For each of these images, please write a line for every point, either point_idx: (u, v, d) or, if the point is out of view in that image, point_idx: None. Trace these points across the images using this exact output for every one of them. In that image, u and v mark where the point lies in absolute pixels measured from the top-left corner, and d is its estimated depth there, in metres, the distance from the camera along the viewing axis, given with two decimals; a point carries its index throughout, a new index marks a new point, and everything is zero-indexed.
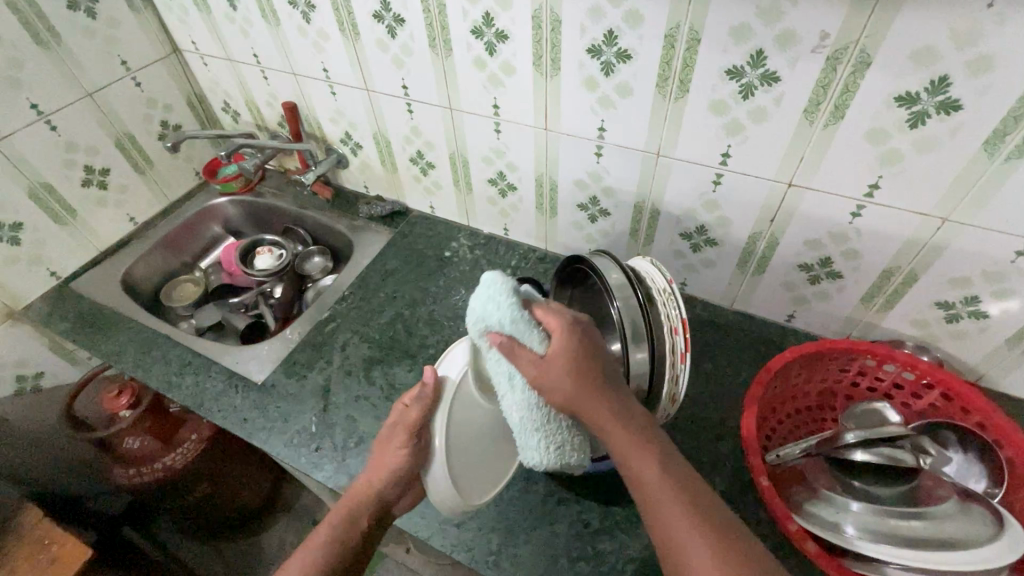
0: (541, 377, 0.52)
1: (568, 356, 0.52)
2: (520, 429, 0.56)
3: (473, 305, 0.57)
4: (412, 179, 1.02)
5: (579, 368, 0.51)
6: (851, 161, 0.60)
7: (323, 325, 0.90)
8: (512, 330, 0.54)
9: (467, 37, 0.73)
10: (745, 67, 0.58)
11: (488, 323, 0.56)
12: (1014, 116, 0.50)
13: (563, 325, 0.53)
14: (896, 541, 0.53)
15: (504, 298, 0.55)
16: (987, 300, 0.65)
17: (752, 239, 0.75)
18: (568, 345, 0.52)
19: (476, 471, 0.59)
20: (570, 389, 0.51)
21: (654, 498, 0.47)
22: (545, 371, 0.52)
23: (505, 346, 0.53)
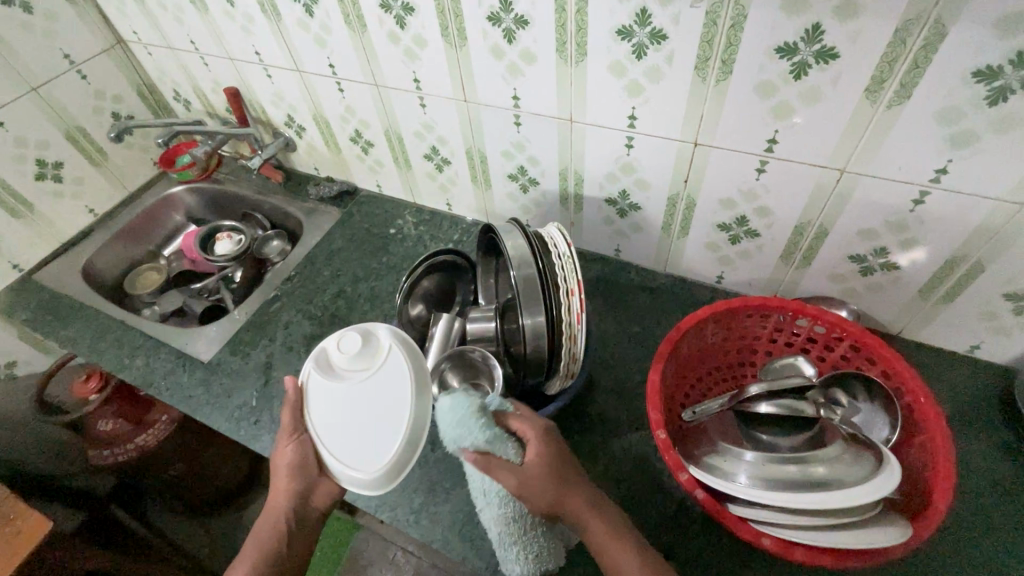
0: (519, 491, 0.52)
1: (546, 467, 0.53)
2: (500, 542, 0.59)
3: (441, 428, 0.58)
4: (356, 158, 1.03)
5: (554, 472, 0.53)
6: (747, 117, 0.60)
7: (269, 305, 0.93)
8: (493, 448, 0.54)
9: (378, 12, 0.73)
10: (634, 26, 0.58)
11: (462, 444, 0.55)
12: (888, 62, 0.50)
13: (541, 443, 0.55)
14: (781, 487, 0.54)
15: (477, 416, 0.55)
16: (895, 251, 0.65)
17: (671, 201, 0.75)
18: (548, 455, 0.54)
19: (354, 441, 0.59)
20: (549, 496, 0.52)
21: (614, 557, 0.51)
22: (525, 480, 0.52)
23: (482, 461, 0.53)
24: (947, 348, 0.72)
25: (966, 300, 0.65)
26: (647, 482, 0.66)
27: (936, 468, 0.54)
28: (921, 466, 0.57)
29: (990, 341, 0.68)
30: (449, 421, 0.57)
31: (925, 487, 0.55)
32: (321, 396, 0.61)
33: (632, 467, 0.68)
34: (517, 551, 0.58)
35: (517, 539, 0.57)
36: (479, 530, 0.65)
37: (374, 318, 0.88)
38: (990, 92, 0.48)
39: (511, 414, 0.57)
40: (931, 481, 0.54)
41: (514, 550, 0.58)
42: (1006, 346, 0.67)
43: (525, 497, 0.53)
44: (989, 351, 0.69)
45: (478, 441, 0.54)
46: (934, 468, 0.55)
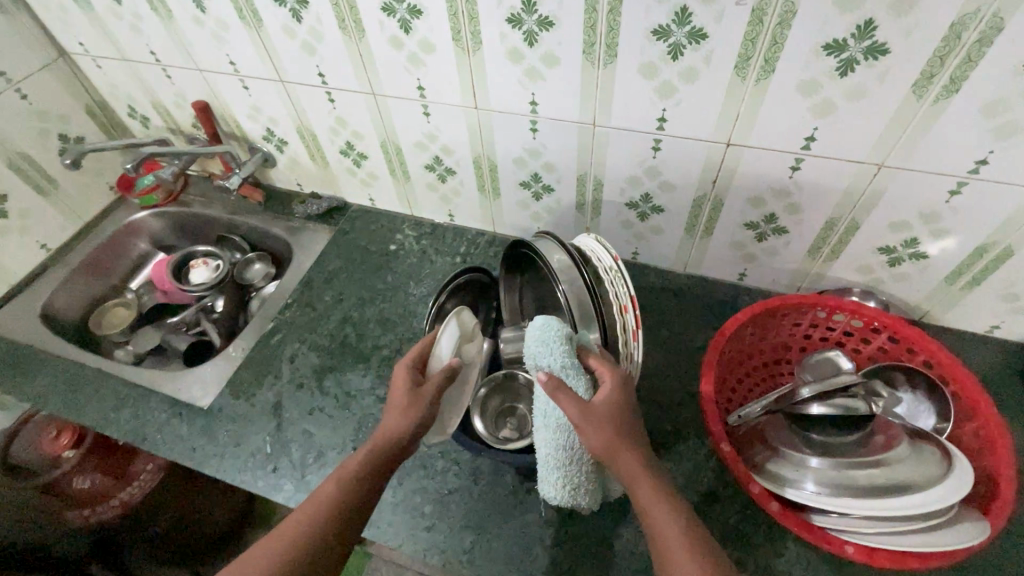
0: (579, 424, 0.50)
1: (612, 409, 0.50)
2: (544, 470, 0.57)
3: (527, 342, 0.55)
4: (346, 172, 0.96)
5: (619, 419, 0.50)
6: (786, 115, 0.59)
7: (269, 337, 0.85)
8: (564, 376, 0.52)
9: (379, 15, 0.67)
10: (672, 25, 0.55)
11: (541, 365, 0.54)
12: (940, 56, 0.49)
13: (616, 388, 0.52)
14: (852, 494, 0.53)
15: (561, 342, 0.53)
16: (925, 241, 0.66)
17: (697, 203, 0.73)
18: (618, 399, 0.51)
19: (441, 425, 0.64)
20: (607, 442, 0.49)
21: (657, 518, 0.46)
22: (589, 415, 0.50)
23: (553, 386, 0.51)
24: (968, 330, 0.74)
25: (992, 284, 0.67)
26: (706, 493, 0.64)
27: (997, 454, 0.55)
28: (979, 451, 0.58)
29: (1011, 320, 0.70)
30: (534, 338, 0.55)
31: (988, 475, 0.55)
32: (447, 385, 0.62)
33: (686, 479, 0.66)
34: (560, 479, 0.57)
35: (563, 470, 0.56)
36: (539, 564, 0.61)
37: (388, 344, 0.83)
38: None
39: (595, 353, 0.54)
40: (993, 469, 0.55)
41: (557, 477, 0.57)
42: None
43: (580, 431, 0.50)
44: (1009, 330, 0.72)
45: (553, 366, 0.53)
46: (994, 454, 0.55)
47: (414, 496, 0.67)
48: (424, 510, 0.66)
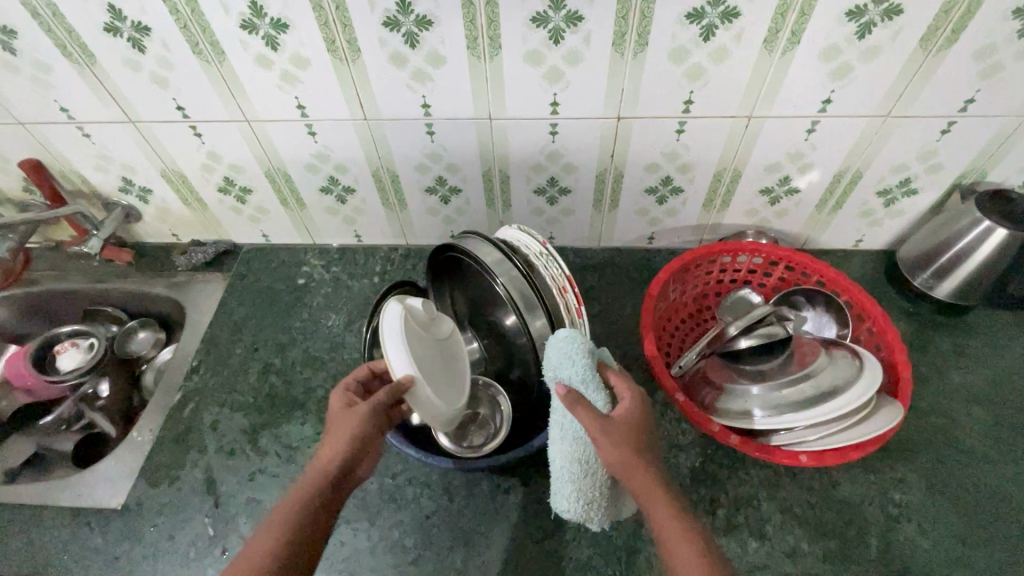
0: (597, 437, 0.51)
1: (633, 426, 0.52)
2: (556, 484, 0.56)
3: (547, 356, 0.56)
4: (230, 211, 0.87)
5: (637, 437, 0.52)
6: (664, 83, 0.63)
7: (179, 410, 0.75)
8: (582, 389, 0.54)
9: (239, 34, 0.61)
10: (548, 11, 0.57)
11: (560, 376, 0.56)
12: (781, 14, 0.56)
13: (634, 405, 0.54)
14: (785, 408, 0.60)
15: (583, 356, 0.54)
16: (795, 177, 0.74)
17: (599, 178, 0.77)
18: (637, 415, 0.53)
19: (442, 375, 0.59)
20: (624, 458, 0.50)
21: (668, 533, 0.47)
22: (608, 429, 0.51)
23: (571, 398, 0.52)
24: (839, 247, 0.86)
25: (850, 205, 0.78)
26: (669, 445, 0.68)
27: (892, 346, 0.65)
28: (877, 346, 0.68)
29: (870, 232, 0.82)
30: (553, 352, 0.55)
31: (888, 364, 0.66)
32: (413, 337, 0.57)
33: None
34: (571, 493, 0.56)
35: (575, 483, 0.55)
36: (535, 560, 0.61)
37: (321, 384, 0.77)
38: (858, 27, 0.57)
39: (615, 372, 0.57)
40: (891, 358, 0.65)
41: (569, 492, 0.56)
42: (882, 233, 0.82)
43: (601, 446, 0.51)
44: (870, 241, 0.84)
45: (573, 380, 0.54)
46: (889, 348, 0.66)
47: (391, 531, 0.64)
48: (407, 543, 0.63)
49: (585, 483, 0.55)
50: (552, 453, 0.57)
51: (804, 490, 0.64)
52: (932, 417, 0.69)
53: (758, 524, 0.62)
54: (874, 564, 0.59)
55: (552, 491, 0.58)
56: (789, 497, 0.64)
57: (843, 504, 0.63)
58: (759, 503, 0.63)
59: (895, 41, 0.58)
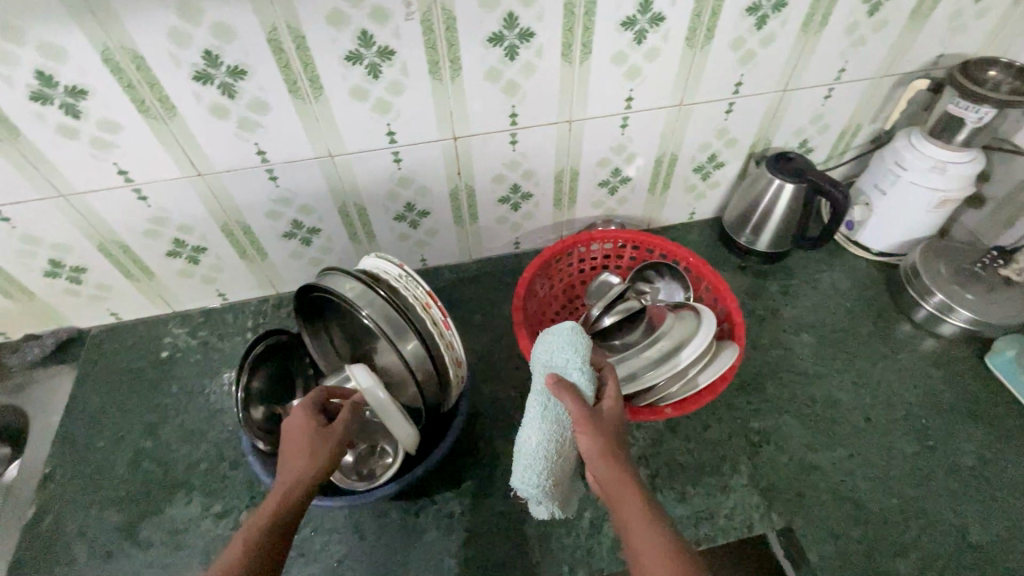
0: (581, 421, 0.52)
1: (616, 421, 0.54)
2: (526, 462, 0.57)
3: (549, 341, 0.61)
4: (63, 296, 0.79)
5: (616, 429, 0.53)
6: (487, 102, 0.69)
7: (32, 527, 0.66)
8: (572, 376, 0.57)
9: (31, 107, 0.57)
10: (360, 49, 0.60)
11: (555, 363, 0.58)
12: (569, 29, 0.64)
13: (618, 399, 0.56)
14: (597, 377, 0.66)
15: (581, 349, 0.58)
16: (625, 168, 0.84)
17: (453, 196, 0.80)
18: (620, 409, 0.55)
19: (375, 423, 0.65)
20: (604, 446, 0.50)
21: (632, 516, 0.47)
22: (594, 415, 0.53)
23: (560, 384, 0.55)
24: (678, 222, 0.97)
25: (676, 184, 0.89)
26: None
27: (724, 298, 0.76)
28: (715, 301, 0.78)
29: (699, 205, 0.94)
30: (555, 341, 0.60)
31: (725, 315, 0.76)
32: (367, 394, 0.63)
33: None
34: (538, 474, 0.56)
35: (546, 466, 0.56)
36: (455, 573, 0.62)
37: (203, 457, 0.72)
38: (635, 34, 0.66)
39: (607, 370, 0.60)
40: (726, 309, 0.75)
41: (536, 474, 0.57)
42: (708, 204, 0.94)
43: (581, 428, 0.52)
44: (701, 212, 0.96)
45: (568, 365, 0.57)
46: (723, 300, 0.76)
47: None
48: None
49: (552, 465, 0.56)
50: (524, 436, 0.57)
51: (682, 440, 0.71)
52: (771, 352, 0.80)
53: (646, 480, 0.68)
54: (746, 488, 0.67)
55: (517, 468, 0.58)
56: (671, 450, 0.70)
57: (714, 443, 0.71)
58: (645, 462, 0.70)
59: (667, 42, 0.68)
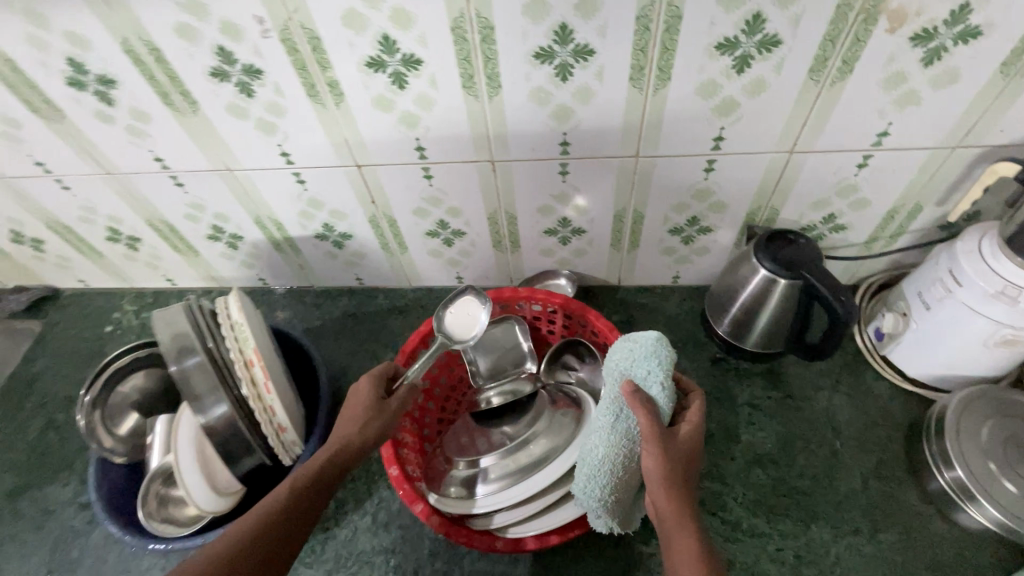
0: (652, 436, 0.46)
1: (693, 449, 0.48)
2: (592, 472, 0.51)
3: (625, 349, 0.53)
4: (124, 257, 0.84)
5: (686, 457, 0.47)
6: (532, 125, 0.57)
7: (51, 472, 0.73)
8: (652, 390, 0.50)
9: (69, 92, 0.57)
10: (382, 56, 0.51)
11: (630, 374, 0.52)
12: (641, 49, 0.49)
13: (699, 429, 0.50)
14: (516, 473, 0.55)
15: (663, 367, 0.51)
16: (705, 217, 0.67)
17: (492, 221, 0.71)
18: (698, 435, 0.49)
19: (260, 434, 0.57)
20: (671, 472, 0.45)
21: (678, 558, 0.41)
22: (664, 439, 0.46)
23: (637, 398, 0.49)
24: None
25: None
26: None
27: None
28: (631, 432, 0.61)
29: None
30: (632, 352, 0.53)
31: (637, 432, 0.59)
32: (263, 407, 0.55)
33: None
34: (601, 487, 0.51)
35: (614, 479, 0.51)
36: None
37: None
38: (735, 60, 0.49)
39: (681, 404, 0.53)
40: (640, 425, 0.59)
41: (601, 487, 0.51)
42: None
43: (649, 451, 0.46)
44: None
45: (648, 378, 0.50)
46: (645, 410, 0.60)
47: None
48: None
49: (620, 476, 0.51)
50: (589, 446, 0.52)
51: None
52: (846, 489, 0.62)
53: None
54: None
55: (581, 476, 0.52)
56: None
57: None
58: None
59: (781, 74, 0.50)
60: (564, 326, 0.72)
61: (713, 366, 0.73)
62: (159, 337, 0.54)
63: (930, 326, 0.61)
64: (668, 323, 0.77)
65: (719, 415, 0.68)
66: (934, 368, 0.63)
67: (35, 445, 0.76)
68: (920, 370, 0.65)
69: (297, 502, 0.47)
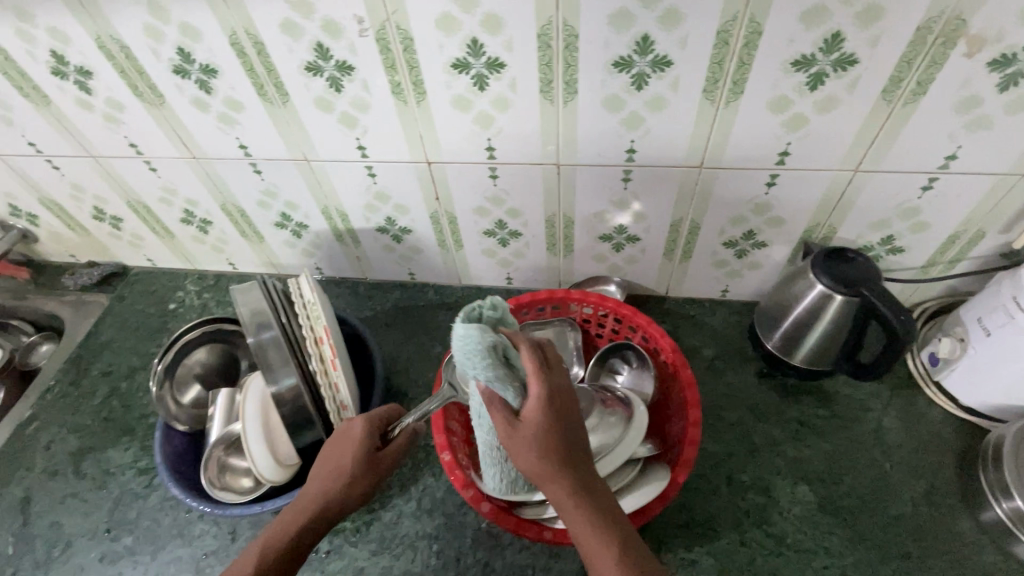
0: (507, 439, 0.44)
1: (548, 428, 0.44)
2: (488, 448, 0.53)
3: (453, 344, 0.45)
4: (194, 239, 0.88)
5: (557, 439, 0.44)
6: (602, 131, 0.59)
7: (112, 436, 0.76)
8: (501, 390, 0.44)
9: (172, 78, 0.62)
10: (468, 58, 0.54)
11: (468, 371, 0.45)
12: (717, 62, 0.51)
13: (550, 415, 0.44)
14: None
15: (484, 358, 0.43)
16: (761, 231, 0.68)
17: (549, 223, 0.73)
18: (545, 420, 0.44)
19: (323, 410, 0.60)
20: (551, 464, 0.44)
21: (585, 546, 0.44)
22: (519, 441, 0.44)
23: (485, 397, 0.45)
24: None
25: None
26: None
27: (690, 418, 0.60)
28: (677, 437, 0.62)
29: None
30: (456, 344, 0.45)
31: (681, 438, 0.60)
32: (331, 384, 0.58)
33: None
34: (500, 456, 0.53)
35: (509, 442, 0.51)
36: None
37: None
38: (809, 77, 0.51)
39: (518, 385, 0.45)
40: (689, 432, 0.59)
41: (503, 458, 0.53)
42: None
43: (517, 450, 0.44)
44: None
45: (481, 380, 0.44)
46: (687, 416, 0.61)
47: None
48: None
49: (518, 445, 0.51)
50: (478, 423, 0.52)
51: None
52: (895, 512, 0.61)
53: None
54: None
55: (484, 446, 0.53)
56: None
57: None
58: None
59: (853, 92, 0.51)
60: (613, 330, 0.74)
61: (759, 380, 0.73)
62: (240, 313, 0.56)
63: (989, 352, 0.60)
64: (714, 336, 0.78)
65: (766, 429, 0.68)
66: (991, 397, 0.63)
67: (99, 410, 0.80)
68: (976, 399, 0.64)
69: (292, 542, 0.51)
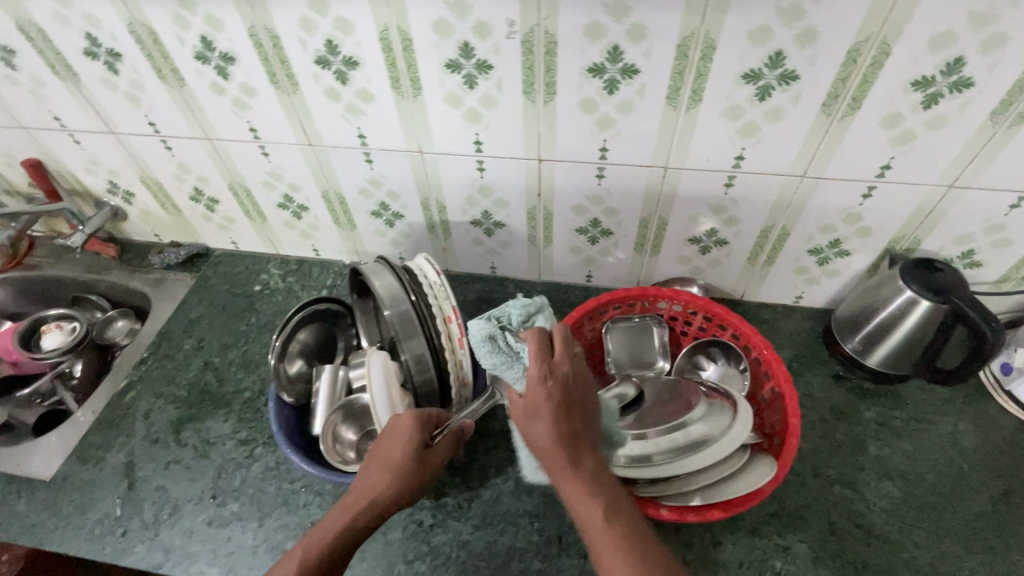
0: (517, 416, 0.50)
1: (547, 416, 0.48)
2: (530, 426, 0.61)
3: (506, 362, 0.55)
4: (285, 224, 0.92)
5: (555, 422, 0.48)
6: (716, 138, 0.64)
7: (209, 409, 0.79)
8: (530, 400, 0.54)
9: (312, 68, 0.66)
10: (605, 63, 0.59)
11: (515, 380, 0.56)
12: (842, 79, 0.55)
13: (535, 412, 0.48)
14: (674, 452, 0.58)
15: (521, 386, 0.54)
16: (847, 241, 0.73)
17: (642, 224, 0.77)
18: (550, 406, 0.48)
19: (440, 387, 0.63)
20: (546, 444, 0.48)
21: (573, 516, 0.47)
22: (526, 417, 0.48)
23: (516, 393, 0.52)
24: None
25: None
26: None
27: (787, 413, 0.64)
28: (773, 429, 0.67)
29: None
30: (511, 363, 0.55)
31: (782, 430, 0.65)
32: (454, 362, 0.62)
33: None
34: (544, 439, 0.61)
35: None
36: None
37: None
38: (925, 96, 0.55)
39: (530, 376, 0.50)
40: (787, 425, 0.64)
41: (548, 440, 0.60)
42: None
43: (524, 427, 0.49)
44: None
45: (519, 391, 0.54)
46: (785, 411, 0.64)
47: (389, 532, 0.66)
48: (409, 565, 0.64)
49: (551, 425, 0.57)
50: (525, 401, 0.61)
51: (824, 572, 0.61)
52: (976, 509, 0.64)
53: None
54: None
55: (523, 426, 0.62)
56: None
57: None
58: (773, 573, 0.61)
59: (963, 112, 0.56)
60: (701, 327, 0.78)
61: (837, 382, 0.76)
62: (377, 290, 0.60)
63: None
64: (790, 339, 0.82)
65: (847, 428, 0.72)
66: None
67: (194, 383, 0.82)
68: None
69: (354, 523, 0.52)
